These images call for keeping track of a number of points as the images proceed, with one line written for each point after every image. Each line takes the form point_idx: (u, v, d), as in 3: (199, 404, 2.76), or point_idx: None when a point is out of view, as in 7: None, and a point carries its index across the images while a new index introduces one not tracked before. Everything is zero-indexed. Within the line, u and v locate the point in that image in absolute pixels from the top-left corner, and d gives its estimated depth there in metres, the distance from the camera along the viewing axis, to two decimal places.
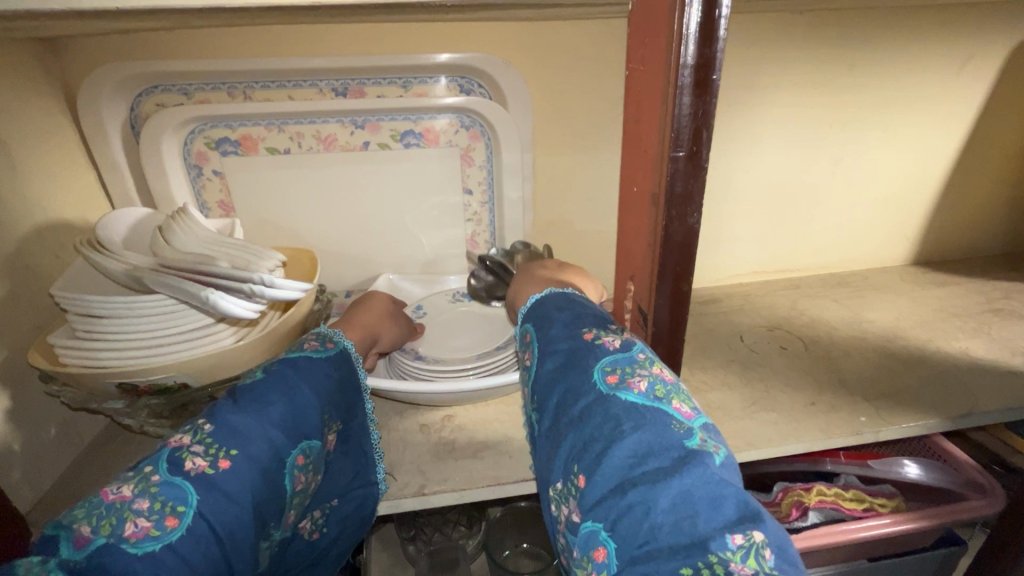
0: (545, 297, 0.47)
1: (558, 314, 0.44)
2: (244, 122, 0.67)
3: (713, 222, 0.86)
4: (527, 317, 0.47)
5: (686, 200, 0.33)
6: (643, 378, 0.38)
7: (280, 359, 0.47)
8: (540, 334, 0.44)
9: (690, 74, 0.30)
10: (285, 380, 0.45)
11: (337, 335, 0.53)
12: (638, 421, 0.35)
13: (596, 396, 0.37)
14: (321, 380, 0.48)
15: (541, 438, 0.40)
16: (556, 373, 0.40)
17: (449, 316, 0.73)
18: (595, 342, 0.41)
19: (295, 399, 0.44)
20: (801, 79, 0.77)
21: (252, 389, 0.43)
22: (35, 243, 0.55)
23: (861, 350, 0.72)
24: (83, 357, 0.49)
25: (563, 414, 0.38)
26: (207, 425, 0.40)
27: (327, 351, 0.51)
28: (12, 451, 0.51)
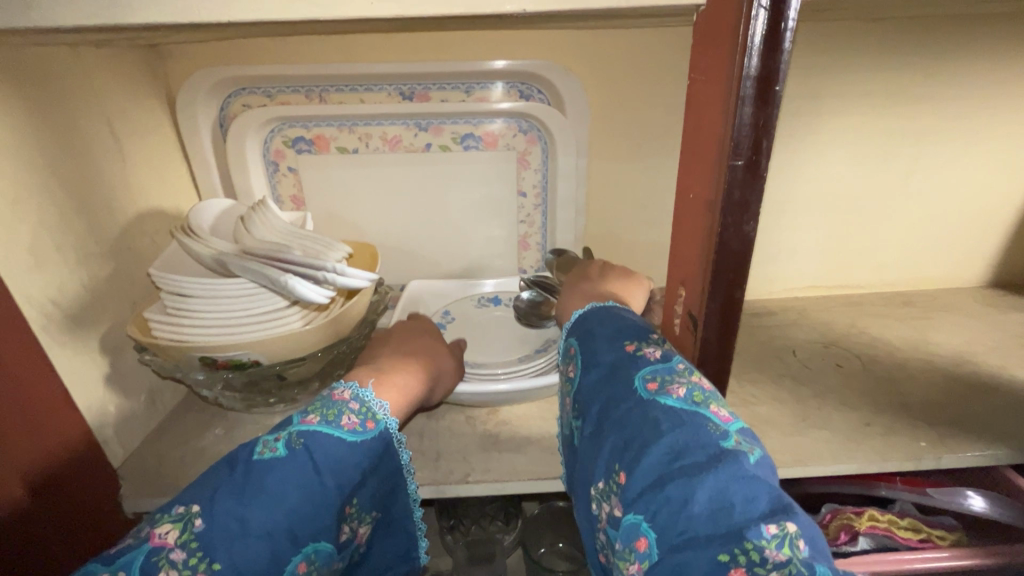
0: (588, 312, 0.48)
1: (600, 327, 0.45)
2: (318, 123, 0.72)
3: (770, 233, 0.84)
4: (571, 332, 0.48)
5: (742, 209, 0.33)
6: (682, 385, 0.39)
7: (309, 437, 0.45)
8: (581, 346, 0.45)
9: (752, 85, 0.30)
10: (309, 467, 0.43)
11: (381, 412, 0.49)
12: (676, 422, 0.36)
13: (636, 401, 0.38)
14: (348, 470, 0.45)
15: (581, 440, 0.41)
16: (595, 382, 0.42)
17: (481, 320, 0.75)
18: (635, 352, 0.42)
19: (311, 492, 0.42)
20: (871, 89, 0.75)
21: (263, 472, 0.42)
22: (134, 228, 0.62)
23: (925, 372, 0.68)
24: (172, 332, 0.54)
25: (603, 419, 0.40)
26: (197, 523, 0.39)
27: (365, 433, 0.47)
28: (108, 412, 0.57)
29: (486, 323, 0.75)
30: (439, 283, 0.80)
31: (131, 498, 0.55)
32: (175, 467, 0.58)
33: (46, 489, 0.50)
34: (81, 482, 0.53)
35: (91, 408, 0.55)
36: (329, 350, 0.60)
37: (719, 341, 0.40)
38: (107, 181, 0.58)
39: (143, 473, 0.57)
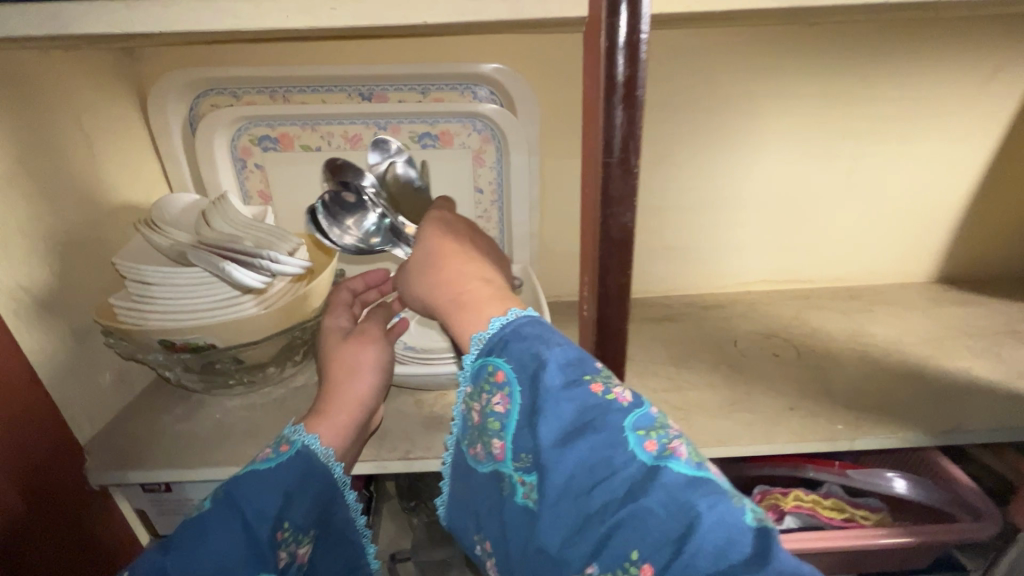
0: (510, 325, 0.43)
1: (550, 358, 0.41)
2: (283, 122, 0.76)
3: (720, 228, 0.87)
4: (490, 349, 0.43)
5: (619, 202, 0.37)
6: (680, 443, 0.36)
7: (227, 481, 0.45)
8: (530, 382, 0.40)
9: (618, 92, 0.34)
10: (224, 505, 0.43)
11: (294, 431, 0.50)
12: (704, 497, 0.33)
13: (640, 469, 0.35)
14: (270, 495, 0.45)
15: (551, 505, 0.36)
16: (574, 443, 0.37)
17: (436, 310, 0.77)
18: (607, 398, 0.38)
19: (237, 532, 0.42)
20: (811, 91, 0.78)
21: (180, 531, 0.41)
22: (104, 220, 0.66)
23: (855, 361, 0.72)
24: (134, 317, 0.58)
25: (594, 491, 0.35)
26: None
27: (280, 455, 0.48)
28: (77, 391, 0.61)
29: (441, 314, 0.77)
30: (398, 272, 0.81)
31: (96, 473, 0.59)
32: (139, 443, 0.62)
33: (15, 467, 0.53)
34: (49, 458, 0.57)
35: (62, 388, 0.59)
36: (282, 335, 0.64)
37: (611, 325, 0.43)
38: (76, 177, 0.62)
39: (109, 448, 0.61)
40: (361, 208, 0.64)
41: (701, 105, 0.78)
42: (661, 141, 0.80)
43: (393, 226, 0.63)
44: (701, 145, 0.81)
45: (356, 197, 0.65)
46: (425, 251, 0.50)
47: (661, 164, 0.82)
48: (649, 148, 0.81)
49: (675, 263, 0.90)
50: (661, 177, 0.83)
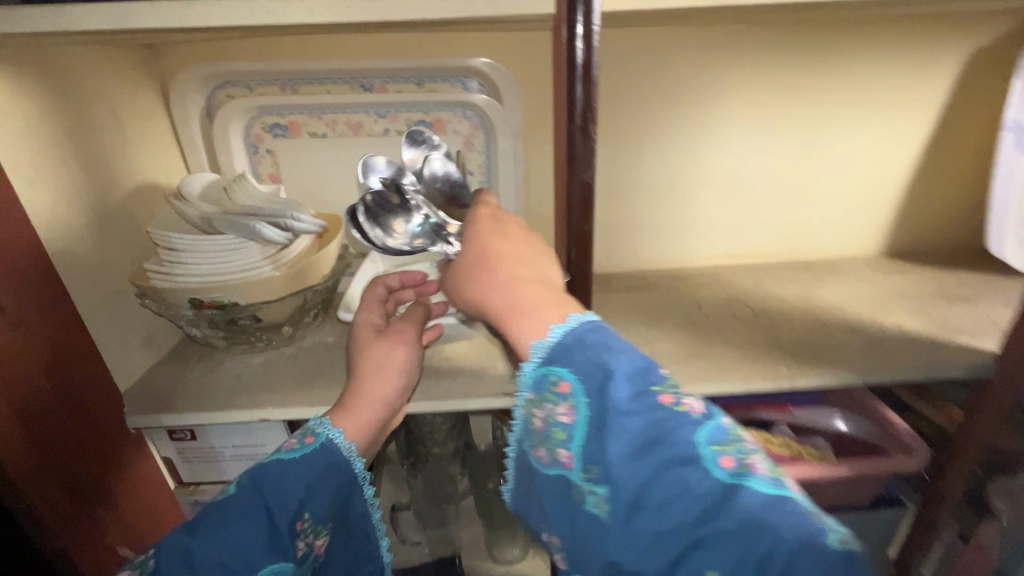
0: (579, 336, 0.45)
1: (621, 371, 0.42)
2: (293, 111, 0.85)
3: (687, 207, 0.97)
4: (551, 362, 0.44)
5: (580, 161, 0.46)
6: (754, 458, 0.39)
7: (256, 470, 0.53)
8: (600, 398, 0.41)
9: (580, 70, 0.43)
10: (252, 494, 0.51)
11: (319, 427, 0.58)
12: (779, 512, 0.35)
13: (720, 487, 0.37)
14: (292, 488, 0.54)
15: (625, 513, 0.39)
16: (648, 459, 0.39)
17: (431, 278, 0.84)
18: (677, 410, 0.40)
19: (259, 520, 0.51)
20: (764, 82, 0.88)
21: (210, 512, 0.50)
22: (133, 197, 0.74)
23: (803, 320, 0.81)
24: (165, 278, 0.66)
25: (670, 506, 0.37)
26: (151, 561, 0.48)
27: (305, 448, 0.56)
28: (114, 346, 0.69)
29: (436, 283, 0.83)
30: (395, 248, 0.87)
31: (133, 415, 0.67)
32: (168, 393, 0.70)
33: (70, 402, 0.60)
34: (95, 399, 0.64)
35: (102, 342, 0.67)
36: (296, 296, 0.72)
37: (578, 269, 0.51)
38: (110, 157, 0.70)
39: (142, 395, 0.69)
40: (406, 209, 0.64)
41: (665, 96, 0.88)
42: (632, 127, 0.90)
43: (436, 223, 0.63)
44: (668, 131, 0.90)
45: (399, 198, 0.64)
46: (477, 252, 0.50)
47: (633, 149, 0.91)
48: (621, 134, 0.90)
49: (649, 239, 0.99)
50: (633, 160, 0.93)
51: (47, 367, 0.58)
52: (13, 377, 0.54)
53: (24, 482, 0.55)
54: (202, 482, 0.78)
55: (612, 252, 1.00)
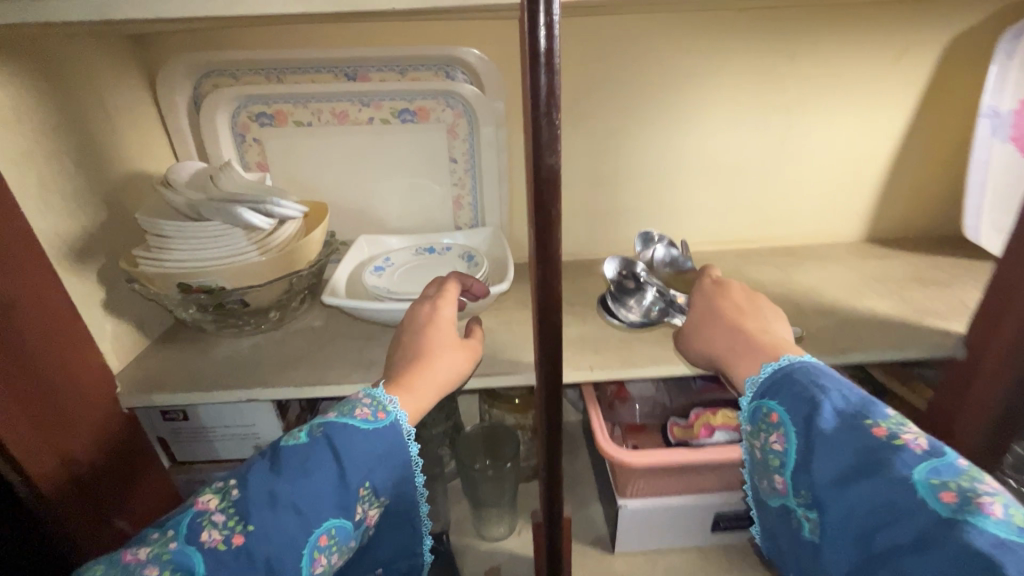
0: (789, 368, 0.51)
1: (825, 402, 0.47)
2: (278, 100, 0.86)
3: (669, 194, 0.98)
4: (768, 395, 0.51)
5: (541, 146, 0.47)
6: (992, 502, 0.37)
7: (332, 427, 0.53)
8: (803, 423, 0.47)
9: (542, 59, 0.44)
10: (327, 451, 0.52)
11: (391, 405, 0.57)
12: (1011, 558, 0.34)
13: (932, 517, 0.38)
14: (362, 456, 0.53)
15: (839, 533, 0.42)
16: (837, 481, 0.43)
17: (414, 263, 0.85)
18: (892, 442, 0.42)
19: (328, 477, 0.51)
20: (743, 69, 0.89)
21: (288, 456, 0.50)
22: (122, 184, 0.75)
23: (778, 303, 0.83)
24: (154, 264, 0.68)
25: (880, 530, 0.40)
26: (233, 492, 0.49)
27: (377, 423, 0.55)
28: (105, 328, 0.71)
29: (420, 266, 0.85)
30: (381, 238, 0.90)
31: (125, 396, 0.69)
32: (159, 374, 0.72)
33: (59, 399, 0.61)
34: (90, 381, 0.66)
35: (92, 325, 0.69)
36: (281, 281, 0.74)
37: (540, 256, 0.53)
38: (98, 145, 0.72)
39: (134, 377, 0.71)
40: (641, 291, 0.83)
41: (644, 83, 0.89)
42: (613, 114, 0.91)
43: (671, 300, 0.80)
44: (648, 118, 0.92)
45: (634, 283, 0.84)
46: (706, 315, 0.63)
47: (614, 136, 0.93)
48: (602, 122, 0.92)
49: (632, 225, 1.01)
50: (615, 147, 0.94)
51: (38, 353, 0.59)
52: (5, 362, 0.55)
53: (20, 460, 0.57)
54: (197, 461, 0.81)
55: (594, 239, 1.02)
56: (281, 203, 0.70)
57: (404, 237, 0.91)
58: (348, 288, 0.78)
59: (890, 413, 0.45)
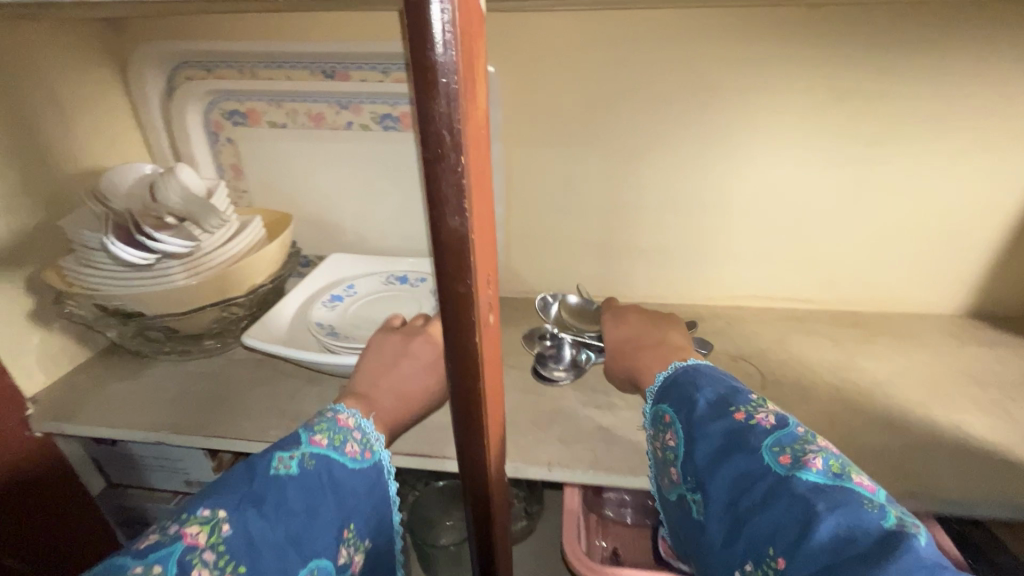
0: (675, 372, 0.51)
1: (699, 391, 0.47)
2: (251, 98, 0.77)
3: (703, 235, 0.80)
4: (660, 396, 0.50)
5: (440, 202, 0.32)
6: (817, 455, 0.39)
7: (319, 455, 0.43)
8: (684, 415, 0.46)
9: (435, 79, 0.29)
10: (319, 488, 0.41)
11: (379, 443, 0.47)
12: (831, 502, 0.36)
13: (775, 479, 0.38)
14: (353, 497, 0.43)
15: (709, 514, 0.41)
16: (709, 457, 0.42)
17: (376, 296, 0.75)
18: (749, 421, 0.43)
19: (319, 514, 0.41)
20: (814, 86, 0.68)
21: (274, 488, 0.40)
22: (72, 184, 0.69)
23: (824, 401, 0.63)
24: (76, 278, 0.62)
25: (738, 499, 0.39)
26: (224, 526, 0.37)
27: (365, 462, 0.45)
28: (31, 342, 0.65)
29: (382, 300, 0.74)
30: (350, 261, 0.80)
31: (37, 421, 0.63)
32: (81, 398, 0.65)
33: None
34: None
35: (13, 339, 0.63)
36: (213, 308, 0.65)
37: (453, 344, 0.38)
38: (44, 141, 0.66)
39: (54, 399, 0.65)
40: (557, 353, 0.71)
41: (681, 97, 0.71)
42: (637, 135, 0.74)
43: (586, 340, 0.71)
44: (683, 141, 0.73)
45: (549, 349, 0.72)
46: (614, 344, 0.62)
47: (638, 160, 0.75)
48: (624, 142, 0.74)
49: (654, 268, 0.83)
50: (637, 174, 0.76)
51: None
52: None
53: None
54: (131, 486, 0.75)
55: (608, 280, 0.85)
56: (162, 240, 0.60)
57: (379, 261, 0.80)
58: (290, 320, 0.70)
59: (752, 396, 0.46)
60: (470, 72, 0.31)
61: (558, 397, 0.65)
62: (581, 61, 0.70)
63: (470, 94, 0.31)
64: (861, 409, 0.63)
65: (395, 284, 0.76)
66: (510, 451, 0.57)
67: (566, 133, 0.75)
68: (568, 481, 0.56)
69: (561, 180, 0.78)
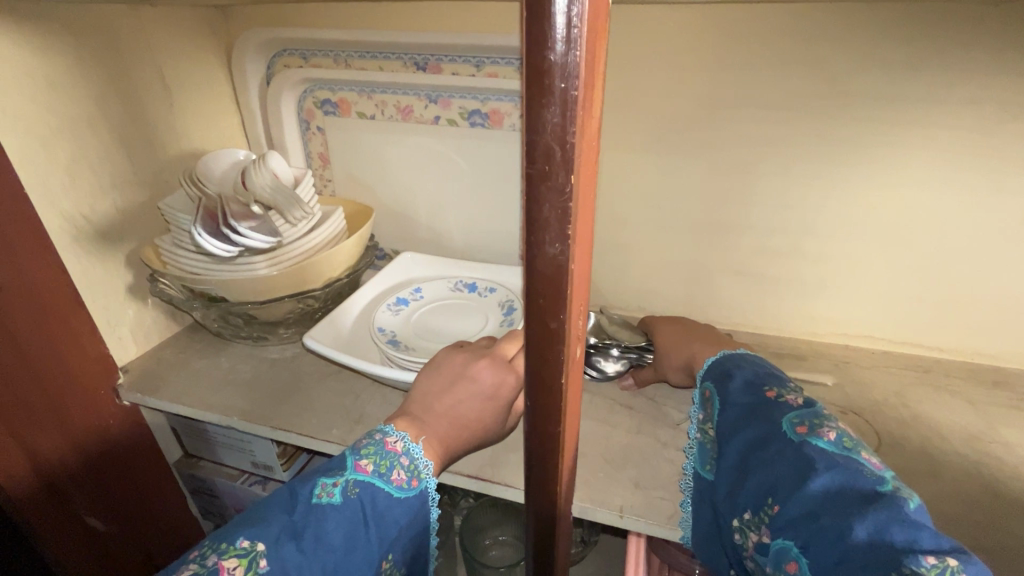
0: (722, 359, 0.53)
1: (738, 373, 0.49)
2: (343, 87, 0.77)
3: (814, 263, 0.70)
4: (705, 377, 0.53)
5: (541, 227, 0.28)
6: (832, 429, 0.40)
7: (360, 484, 0.42)
8: (720, 391, 0.49)
9: (552, 86, 0.24)
10: (361, 519, 0.41)
11: (426, 471, 0.45)
12: (832, 463, 0.37)
13: (785, 442, 0.40)
14: (393, 529, 0.42)
15: (721, 470, 0.43)
16: (735, 422, 0.45)
17: (442, 304, 0.71)
18: (778, 399, 0.44)
19: (355, 550, 0.40)
20: (980, 100, 0.57)
21: (313, 520, 0.40)
22: (174, 165, 0.72)
23: (955, 477, 0.53)
24: (172, 260, 0.64)
25: (748, 457, 0.41)
26: (262, 560, 0.37)
27: (408, 491, 0.44)
28: (126, 314, 0.68)
29: (449, 308, 0.70)
30: (417, 265, 0.78)
31: (125, 391, 0.67)
32: (165, 373, 0.68)
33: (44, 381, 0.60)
34: (85, 370, 0.64)
35: (111, 311, 0.67)
36: (292, 299, 0.66)
37: (534, 383, 0.34)
38: (152, 123, 0.69)
39: (142, 371, 0.68)
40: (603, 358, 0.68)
41: (807, 105, 0.62)
42: (749, 146, 0.66)
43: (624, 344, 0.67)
44: (803, 154, 0.64)
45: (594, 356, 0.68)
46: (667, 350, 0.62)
47: (747, 172, 0.67)
48: (733, 152, 0.66)
49: (751, 294, 0.74)
50: (744, 189, 0.68)
51: (21, 342, 0.58)
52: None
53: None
54: (203, 458, 0.78)
55: (697, 302, 0.77)
56: (247, 235, 0.59)
57: (449, 264, 0.77)
58: (355, 320, 0.68)
59: (790, 384, 0.47)
60: (596, 79, 0.25)
61: (633, 431, 0.59)
62: (693, 60, 0.63)
63: (592, 107, 0.26)
64: (1005, 494, 0.52)
65: (463, 293, 0.73)
66: (578, 490, 0.52)
67: (667, 139, 0.68)
68: (639, 531, 0.50)
69: (655, 189, 0.72)
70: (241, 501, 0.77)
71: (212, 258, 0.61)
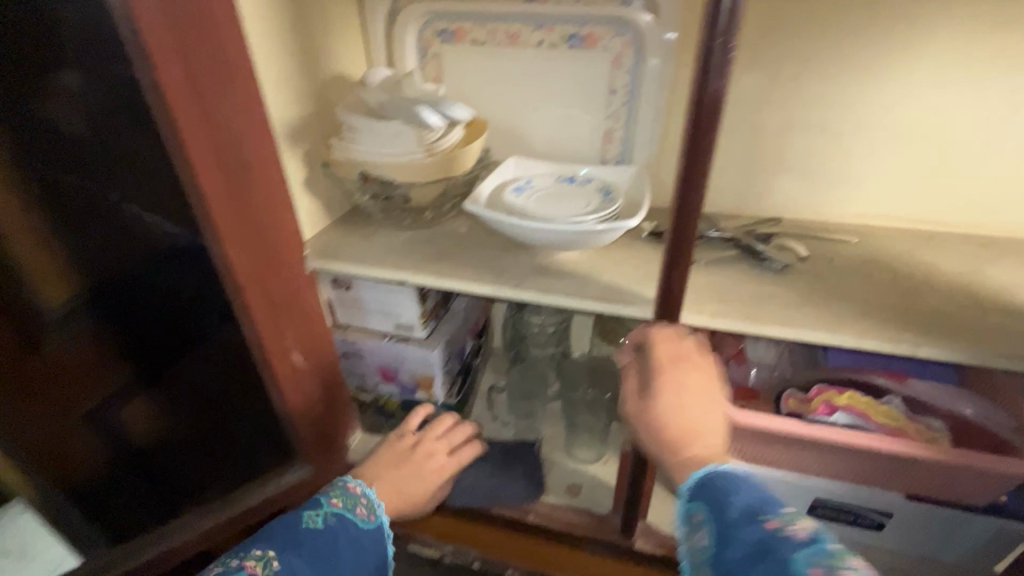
0: (713, 472, 0.53)
1: (734, 497, 0.50)
2: (461, 18, 0.93)
3: (844, 153, 0.88)
4: (696, 494, 0.53)
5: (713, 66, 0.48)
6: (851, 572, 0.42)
7: (337, 512, 0.67)
8: (718, 516, 0.50)
9: None
10: (337, 539, 0.65)
11: (377, 509, 0.72)
12: None
13: None
14: (361, 546, 0.66)
15: None
16: (743, 562, 0.47)
17: (551, 189, 0.89)
18: (780, 532, 0.46)
19: (334, 557, 0.63)
20: (974, 14, 0.75)
21: (308, 537, 0.63)
22: (329, 84, 0.88)
23: (950, 292, 0.73)
24: (347, 149, 0.81)
25: None
26: (274, 561, 0.59)
27: (370, 520, 0.70)
28: (304, 204, 0.85)
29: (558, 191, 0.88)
30: (524, 164, 0.95)
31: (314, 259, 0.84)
32: (336, 246, 0.86)
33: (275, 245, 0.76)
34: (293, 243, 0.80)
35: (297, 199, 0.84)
36: (438, 182, 0.84)
37: (685, 184, 0.55)
38: (316, 47, 0.85)
39: (319, 246, 0.86)
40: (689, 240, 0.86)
41: (843, 22, 0.79)
42: (796, 57, 0.83)
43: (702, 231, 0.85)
44: (840, 63, 0.82)
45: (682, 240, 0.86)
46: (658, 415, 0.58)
47: (794, 80, 0.84)
48: (783, 64, 0.84)
49: (792, 185, 0.92)
50: (790, 95, 0.86)
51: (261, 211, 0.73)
52: (235, 216, 0.68)
53: (273, 369, 0.80)
54: (349, 325, 0.97)
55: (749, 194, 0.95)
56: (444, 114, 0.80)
57: (552, 164, 0.94)
58: (487, 198, 0.86)
59: (786, 508, 0.49)
60: None
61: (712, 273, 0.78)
62: None
63: None
64: (984, 300, 0.72)
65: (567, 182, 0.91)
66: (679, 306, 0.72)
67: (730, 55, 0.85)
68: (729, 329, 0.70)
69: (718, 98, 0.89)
70: (382, 354, 0.97)
71: (386, 144, 0.80)
